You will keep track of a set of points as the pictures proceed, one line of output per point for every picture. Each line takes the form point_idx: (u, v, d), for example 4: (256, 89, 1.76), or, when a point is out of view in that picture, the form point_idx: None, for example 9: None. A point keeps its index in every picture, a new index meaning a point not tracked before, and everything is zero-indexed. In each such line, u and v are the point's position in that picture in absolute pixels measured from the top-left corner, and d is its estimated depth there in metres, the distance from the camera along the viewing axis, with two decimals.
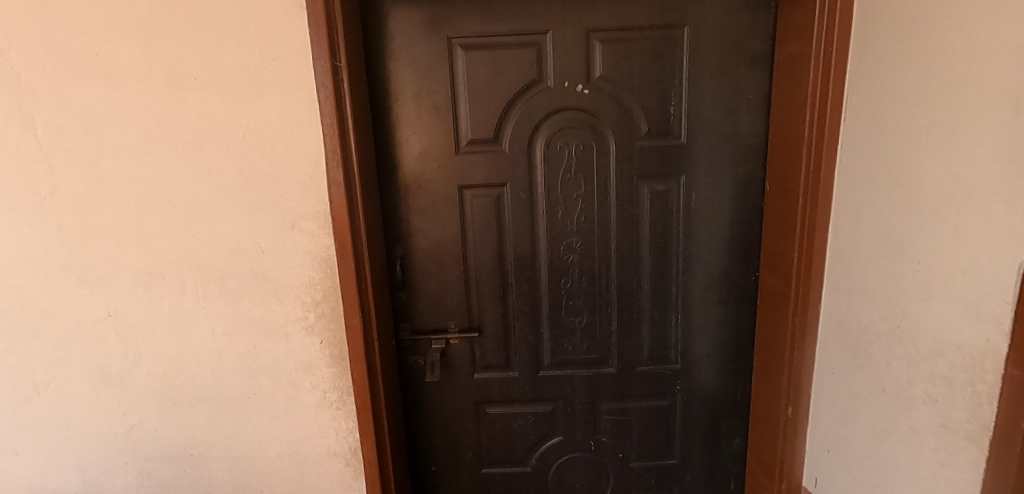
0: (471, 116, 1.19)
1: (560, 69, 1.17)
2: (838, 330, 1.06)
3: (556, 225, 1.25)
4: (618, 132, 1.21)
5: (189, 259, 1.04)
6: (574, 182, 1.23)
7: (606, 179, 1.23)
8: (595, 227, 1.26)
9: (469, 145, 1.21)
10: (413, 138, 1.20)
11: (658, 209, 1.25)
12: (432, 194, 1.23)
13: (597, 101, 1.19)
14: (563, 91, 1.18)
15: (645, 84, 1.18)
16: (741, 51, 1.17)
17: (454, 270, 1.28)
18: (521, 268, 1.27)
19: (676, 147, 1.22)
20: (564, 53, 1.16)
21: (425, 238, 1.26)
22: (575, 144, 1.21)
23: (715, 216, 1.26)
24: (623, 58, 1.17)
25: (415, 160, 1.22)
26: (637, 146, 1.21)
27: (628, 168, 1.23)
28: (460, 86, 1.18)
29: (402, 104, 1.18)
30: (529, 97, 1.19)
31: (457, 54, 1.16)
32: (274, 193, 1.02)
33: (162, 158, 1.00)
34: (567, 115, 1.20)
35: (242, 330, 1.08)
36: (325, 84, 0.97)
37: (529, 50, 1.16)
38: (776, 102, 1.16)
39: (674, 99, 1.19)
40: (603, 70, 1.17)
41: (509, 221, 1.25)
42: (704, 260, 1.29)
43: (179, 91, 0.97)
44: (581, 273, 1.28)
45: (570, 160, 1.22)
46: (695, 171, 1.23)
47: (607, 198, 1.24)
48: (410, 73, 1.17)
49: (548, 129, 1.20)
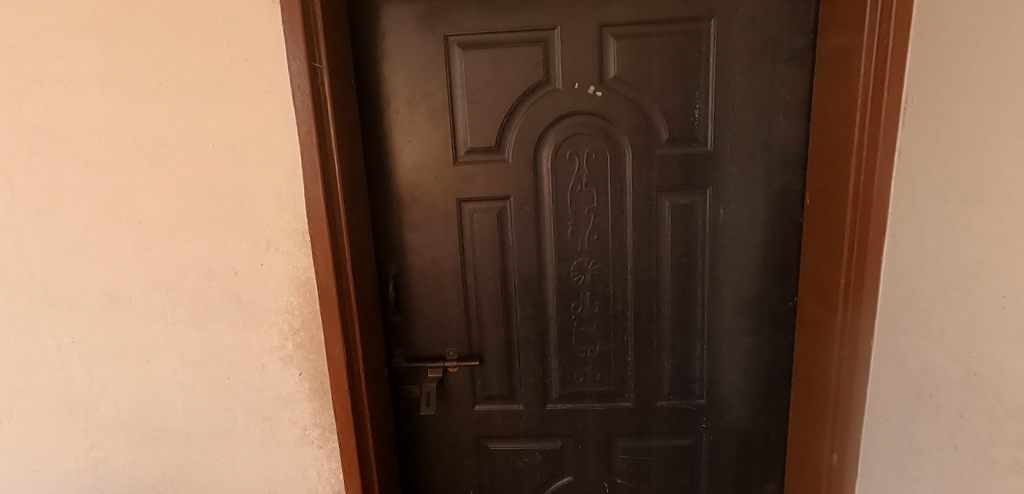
0: (471, 123, 1.08)
1: (569, 69, 1.04)
2: (895, 369, 0.90)
3: (565, 243, 1.12)
4: (635, 140, 1.07)
5: (156, 282, 0.95)
6: (586, 196, 1.10)
7: (622, 192, 1.10)
8: (609, 246, 1.12)
9: (468, 154, 1.09)
10: (406, 147, 1.09)
11: (680, 225, 1.11)
12: (428, 208, 1.12)
13: (611, 104, 1.06)
14: (573, 94, 1.05)
15: (666, 85, 1.05)
16: (777, 46, 1.02)
17: (452, 292, 1.16)
18: (526, 290, 1.15)
19: (701, 156, 1.08)
20: (573, 52, 1.04)
21: (421, 256, 1.14)
22: (586, 154, 1.08)
23: (746, 233, 1.12)
24: (640, 56, 1.04)
25: (409, 171, 1.10)
26: (657, 155, 1.08)
27: (646, 180, 1.09)
28: (457, 90, 1.07)
29: (394, 110, 1.07)
30: (535, 100, 1.06)
31: (455, 54, 1.05)
32: (247, 209, 0.92)
33: (126, 171, 0.90)
34: (577, 120, 1.07)
35: (214, 360, 0.98)
36: (302, 87, 0.87)
37: (535, 48, 1.04)
38: (819, 103, 1.01)
39: (699, 102, 1.05)
40: (617, 70, 1.04)
41: (512, 239, 1.13)
42: (733, 283, 1.14)
43: (143, 97, 0.88)
44: (594, 296, 1.14)
45: (581, 171, 1.09)
46: (723, 183, 1.09)
47: (623, 214, 1.11)
48: (403, 75, 1.06)
49: (556, 136, 1.08)
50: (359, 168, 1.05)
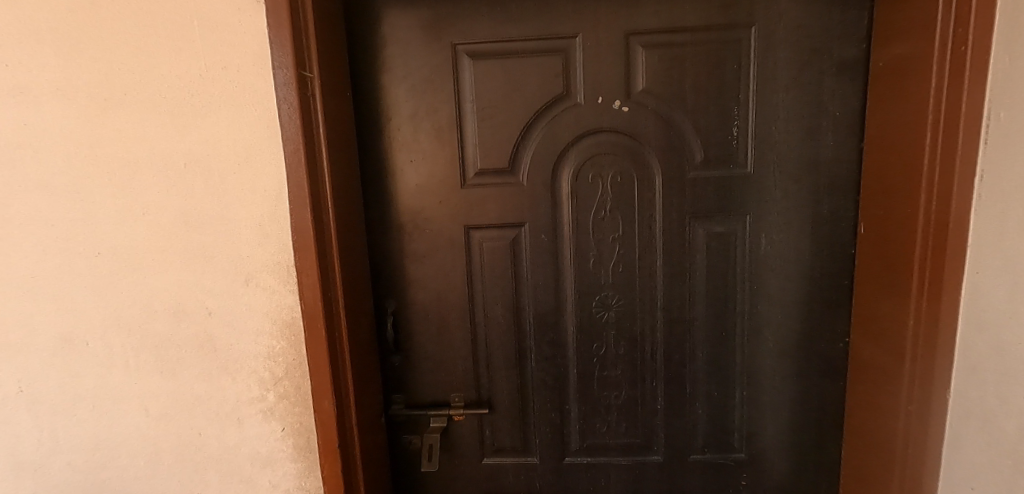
0: (481, 141, 0.96)
1: (592, 82, 0.93)
2: (981, 430, 0.77)
3: (586, 276, 1.00)
4: (665, 161, 0.96)
5: (116, 322, 0.82)
6: (611, 223, 0.98)
7: (651, 218, 0.98)
8: (636, 280, 0.99)
9: (478, 176, 0.97)
10: (409, 169, 0.98)
11: (716, 255, 0.99)
12: (432, 236, 1.00)
13: (639, 121, 0.94)
14: (597, 110, 0.94)
15: (700, 100, 0.93)
16: (826, 56, 0.91)
17: (458, 330, 1.03)
18: (542, 328, 1.02)
19: (739, 179, 0.96)
20: (597, 63, 0.93)
21: (424, 289, 1.02)
22: (610, 176, 0.96)
23: (790, 265, 0.99)
24: (671, 67, 0.93)
25: (412, 195, 0.98)
26: (691, 178, 0.96)
27: (678, 205, 0.97)
28: (466, 104, 0.95)
29: (395, 127, 0.96)
30: (553, 116, 0.95)
31: (464, 65, 0.94)
32: (224, 239, 0.80)
33: (84, 195, 0.78)
34: (601, 138, 0.95)
35: (184, 412, 0.85)
36: (289, 99, 0.76)
37: (553, 59, 0.93)
38: (874, 120, 0.90)
39: (737, 118, 0.94)
40: (646, 82, 0.93)
41: (527, 272, 1.00)
42: (776, 321, 1.01)
43: (107, 110, 0.76)
44: (618, 336, 1.01)
45: (604, 195, 0.97)
46: (765, 208, 0.97)
47: (652, 244, 0.98)
48: (405, 88, 0.95)
49: (576, 156, 0.96)
50: (356, 192, 0.93)
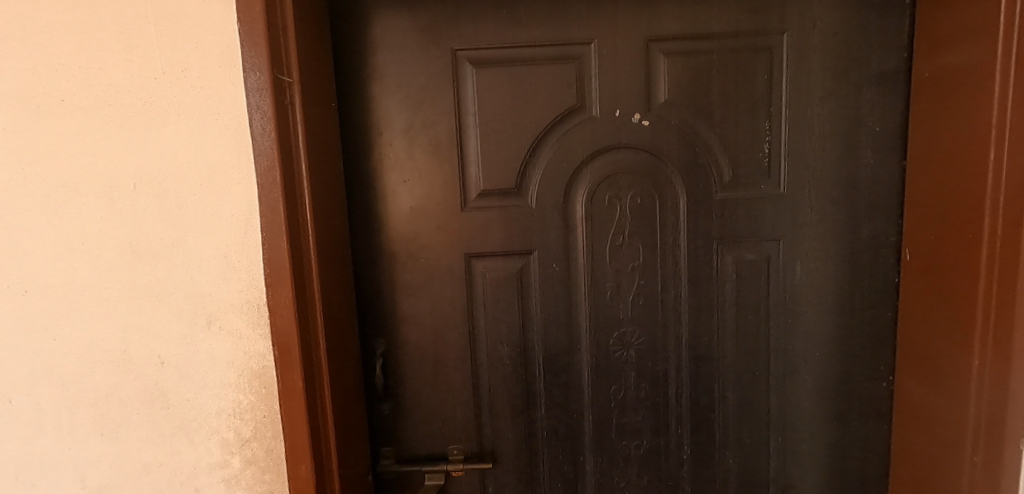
0: (485, 158, 0.85)
1: (609, 94, 0.84)
2: None
3: (602, 311, 0.88)
4: (690, 180, 0.86)
5: (47, 375, 0.67)
6: (630, 250, 0.87)
7: (675, 244, 0.87)
8: (659, 314, 0.88)
9: (480, 198, 0.86)
10: (402, 189, 0.86)
11: (747, 286, 0.88)
12: (428, 266, 0.88)
13: (661, 136, 0.85)
14: (614, 124, 0.84)
15: (728, 113, 0.84)
16: (864, 66, 0.83)
17: (457, 373, 0.90)
18: (553, 369, 0.90)
19: (772, 201, 0.86)
20: (614, 72, 0.83)
21: (418, 326, 0.89)
22: (629, 197, 0.86)
23: (828, 295, 0.89)
24: (696, 76, 0.83)
25: (405, 219, 0.87)
26: (718, 200, 0.86)
27: (705, 230, 0.87)
28: (468, 117, 0.84)
29: (387, 143, 0.85)
30: (565, 130, 0.85)
31: (466, 74, 0.83)
32: (182, 273, 0.67)
33: (9, 222, 0.64)
34: (619, 156, 0.85)
35: (129, 483, 0.70)
36: (263, 108, 0.64)
37: (566, 68, 0.83)
38: (918, 136, 0.82)
39: (768, 133, 0.85)
40: (669, 94, 0.84)
41: (536, 306, 0.89)
42: (813, 358, 0.90)
43: (40, 119, 0.63)
44: (639, 377, 0.90)
45: (623, 218, 0.86)
46: (800, 233, 0.87)
47: (677, 273, 0.88)
48: (399, 100, 0.84)
49: (592, 175, 0.86)
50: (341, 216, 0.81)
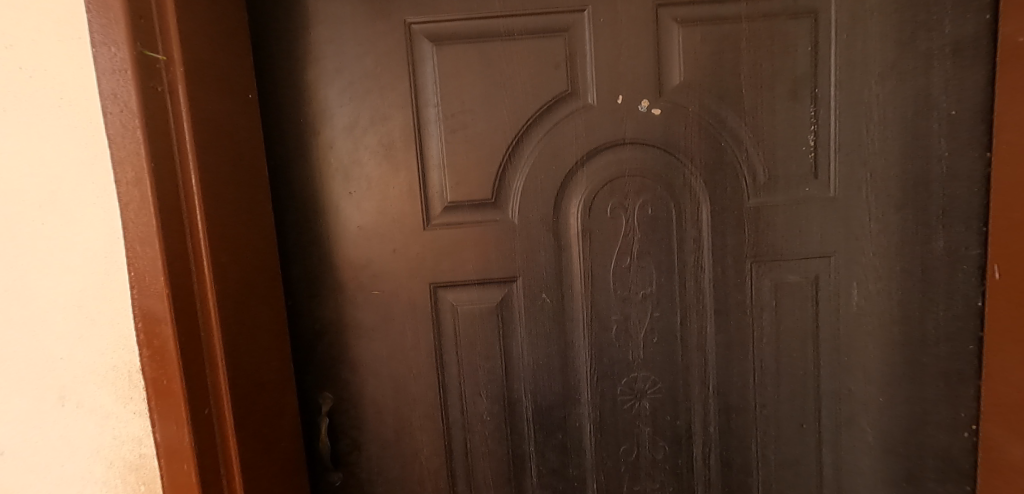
0: (451, 162, 0.67)
1: (608, 75, 0.65)
2: None
3: (607, 352, 0.70)
4: (714, 184, 0.67)
5: None
6: (640, 275, 0.68)
7: (697, 266, 0.69)
8: (679, 354, 0.70)
9: (447, 212, 0.68)
10: (347, 203, 0.67)
11: (788, 315, 0.70)
12: (383, 300, 0.69)
13: (675, 129, 0.67)
14: (615, 115, 0.66)
15: (760, 96, 0.66)
16: (935, 32, 0.64)
17: (425, 434, 0.71)
18: (546, 426, 0.71)
19: (820, 207, 0.68)
20: (613, 48, 0.65)
21: (373, 376, 0.70)
22: (637, 207, 0.68)
23: (894, 325, 0.70)
24: (719, 50, 0.65)
25: (353, 241, 0.68)
26: (750, 207, 0.68)
27: (733, 246, 0.68)
28: (429, 109, 0.66)
29: (326, 145, 0.66)
30: (553, 123, 0.66)
31: (425, 53, 0.65)
32: (20, 331, 0.47)
33: None
34: (623, 154, 0.67)
35: None
36: (121, 96, 0.45)
37: (552, 43, 0.65)
38: (1008, 118, 0.62)
39: (813, 121, 0.66)
40: (684, 73, 0.66)
41: (522, 347, 0.70)
42: (876, 405, 0.71)
43: None
44: (655, 434, 0.71)
45: (629, 234, 0.68)
46: (857, 248, 0.68)
47: (701, 301, 0.69)
48: (340, 89, 0.65)
49: (588, 180, 0.67)
50: (267, 241, 0.62)
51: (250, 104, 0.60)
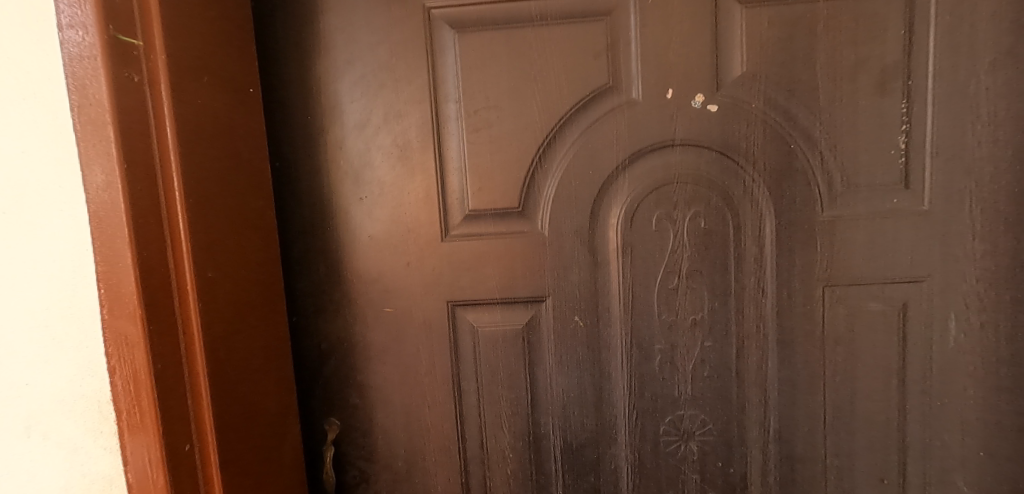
0: (474, 165, 0.59)
1: (656, 67, 0.56)
2: None
3: (649, 385, 0.60)
4: (781, 192, 0.57)
5: None
6: (690, 297, 0.59)
7: (758, 288, 0.58)
8: (734, 391, 0.60)
9: (468, 222, 0.60)
10: (357, 211, 0.60)
11: (868, 349, 0.59)
12: (396, 319, 0.62)
13: (735, 129, 0.57)
14: (663, 111, 0.57)
15: (840, 90, 0.55)
16: None
17: (440, 469, 0.63)
18: (576, 467, 0.62)
19: (911, 222, 0.57)
20: (663, 35, 0.56)
21: (383, 403, 0.63)
22: (687, 219, 0.58)
23: (1002, 367, 0.57)
24: (791, 35, 0.55)
25: (363, 253, 0.61)
26: (824, 221, 0.57)
27: (802, 266, 0.58)
28: (450, 105, 0.58)
29: (334, 145, 0.59)
30: (591, 122, 0.57)
31: (446, 42, 0.57)
32: None
33: None
34: (672, 158, 0.57)
35: None
36: (91, 87, 0.39)
37: (592, 29, 0.56)
38: None
39: (905, 119, 0.55)
40: (747, 62, 0.56)
41: (550, 377, 0.61)
42: (976, 461, 0.59)
43: None
44: (704, 482, 0.61)
45: (678, 250, 0.58)
46: (956, 272, 0.57)
47: (762, 330, 0.59)
48: (352, 82, 0.58)
49: (631, 188, 0.58)
50: (271, 252, 0.56)
51: (253, 98, 0.54)
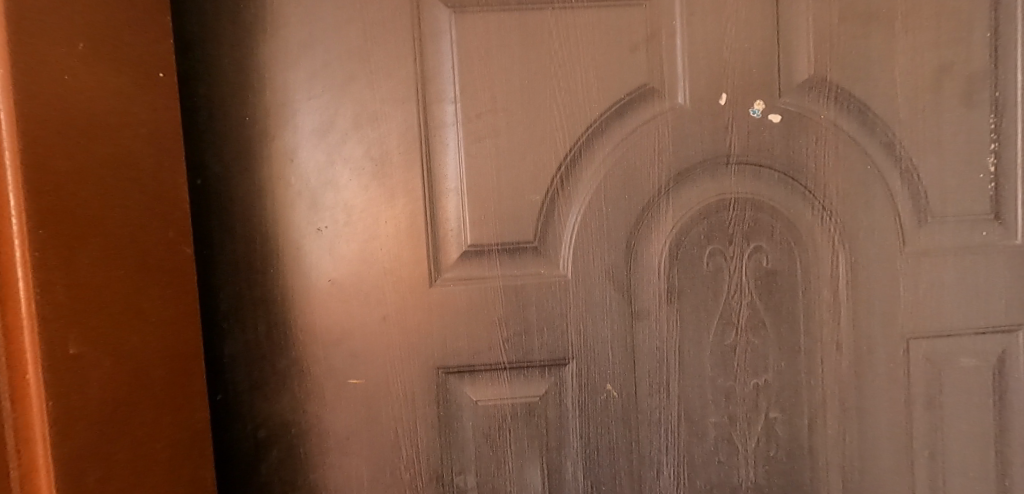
0: (475, 185, 0.44)
1: (707, 66, 0.45)
2: None
3: (701, 471, 0.47)
4: (858, 223, 0.46)
5: None
6: (749, 356, 0.46)
7: (833, 343, 0.47)
8: (806, 474, 0.47)
9: (466, 261, 0.45)
10: (313, 246, 0.44)
11: (959, 414, 0.48)
12: (365, 394, 0.45)
13: (803, 144, 0.46)
14: (717, 122, 0.45)
15: (921, 100, 0.46)
16: None
17: None
18: None
19: (1004, 258, 0.47)
20: (715, 26, 0.45)
21: None
22: (746, 256, 0.46)
23: None
24: (866, 32, 0.45)
25: (320, 303, 0.44)
26: (907, 258, 0.47)
27: (884, 313, 0.47)
28: (444, 107, 0.44)
29: (282, 156, 0.43)
30: (627, 133, 0.45)
31: (440, 24, 0.44)
32: None
33: None
34: (727, 180, 0.46)
35: None
36: None
37: (629, 15, 0.44)
38: None
39: (994, 136, 0.47)
40: (817, 63, 0.45)
41: (574, 466, 0.46)
42: None
43: None
44: None
45: (735, 296, 0.46)
46: None
47: (839, 395, 0.47)
48: (310, 73, 0.43)
49: (676, 217, 0.45)
50: (187, 309, 0.38)
51: (167, 85, 0.37)
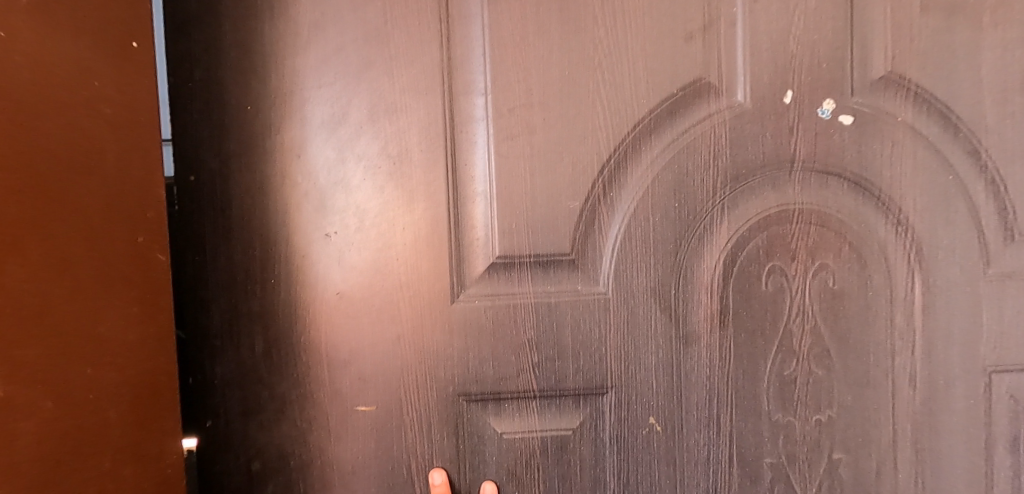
0: (506, 188, 0.39)
1: (770, 60, 0.40)
2: None
3: None
4: (937, 241, 0.41)
5: None
6: (811, 389, 0.41)
7: (906, 376, 0.41)
8: None
9: (493, 274, 0.40)
10: (319, 254, 0.39)
11: None
12: (375, 423, 0.40)
13: (877, 150, 0.40)
14: (780, 123, 0.40)
15: (1010, 104, 0.41)
16: None
17: None
18: None
19: None
20: (781, 15, 0.39)
21: None
22: (810, 275, 0.41)
23: None
24: (951, 25, 0.40)
25: (326, 320, 0.39)
26: (992, 281, 0.41)
27: (964, 343, 0.41)
28: (472, 99, 0.39)
29: (288, 152, 0.38)
30: (678, 133, 0.40)
31: (469, 6, 0.38)
32: None
33: None
34: (790, 189, 0.40)
35: None
36: None
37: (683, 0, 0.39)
38: None
39: None
40: (894, 59, 0.40)
41: None
42: None
43: None
44: None
45: (797, 321, 0.41)
46: None
47: (911, 435, 0.41)
48: (321, 58, 0.38)
49: (731, 229, 0.40)
50: (160, 331, 0.31)
51: (141, 58, 0.30)
